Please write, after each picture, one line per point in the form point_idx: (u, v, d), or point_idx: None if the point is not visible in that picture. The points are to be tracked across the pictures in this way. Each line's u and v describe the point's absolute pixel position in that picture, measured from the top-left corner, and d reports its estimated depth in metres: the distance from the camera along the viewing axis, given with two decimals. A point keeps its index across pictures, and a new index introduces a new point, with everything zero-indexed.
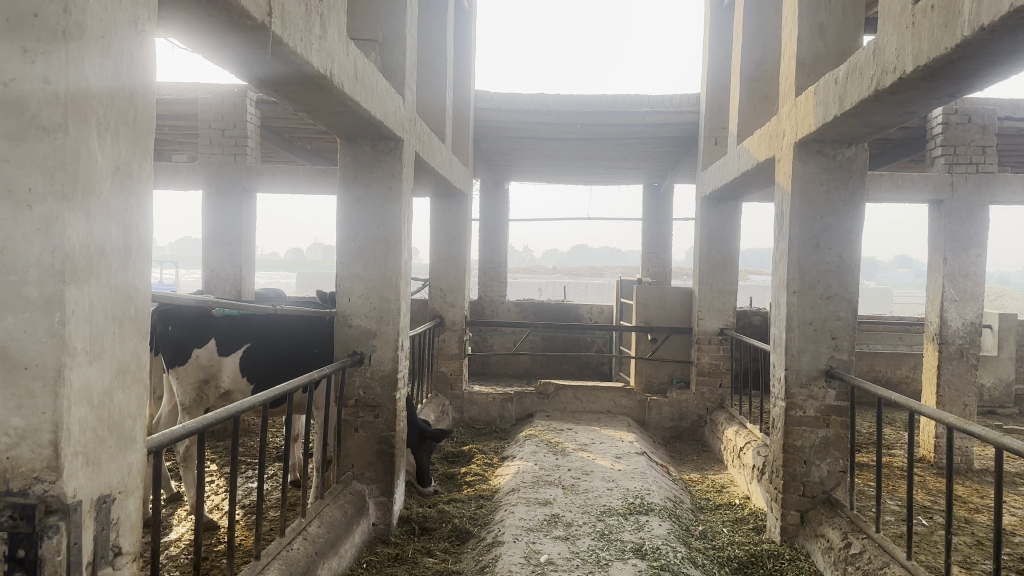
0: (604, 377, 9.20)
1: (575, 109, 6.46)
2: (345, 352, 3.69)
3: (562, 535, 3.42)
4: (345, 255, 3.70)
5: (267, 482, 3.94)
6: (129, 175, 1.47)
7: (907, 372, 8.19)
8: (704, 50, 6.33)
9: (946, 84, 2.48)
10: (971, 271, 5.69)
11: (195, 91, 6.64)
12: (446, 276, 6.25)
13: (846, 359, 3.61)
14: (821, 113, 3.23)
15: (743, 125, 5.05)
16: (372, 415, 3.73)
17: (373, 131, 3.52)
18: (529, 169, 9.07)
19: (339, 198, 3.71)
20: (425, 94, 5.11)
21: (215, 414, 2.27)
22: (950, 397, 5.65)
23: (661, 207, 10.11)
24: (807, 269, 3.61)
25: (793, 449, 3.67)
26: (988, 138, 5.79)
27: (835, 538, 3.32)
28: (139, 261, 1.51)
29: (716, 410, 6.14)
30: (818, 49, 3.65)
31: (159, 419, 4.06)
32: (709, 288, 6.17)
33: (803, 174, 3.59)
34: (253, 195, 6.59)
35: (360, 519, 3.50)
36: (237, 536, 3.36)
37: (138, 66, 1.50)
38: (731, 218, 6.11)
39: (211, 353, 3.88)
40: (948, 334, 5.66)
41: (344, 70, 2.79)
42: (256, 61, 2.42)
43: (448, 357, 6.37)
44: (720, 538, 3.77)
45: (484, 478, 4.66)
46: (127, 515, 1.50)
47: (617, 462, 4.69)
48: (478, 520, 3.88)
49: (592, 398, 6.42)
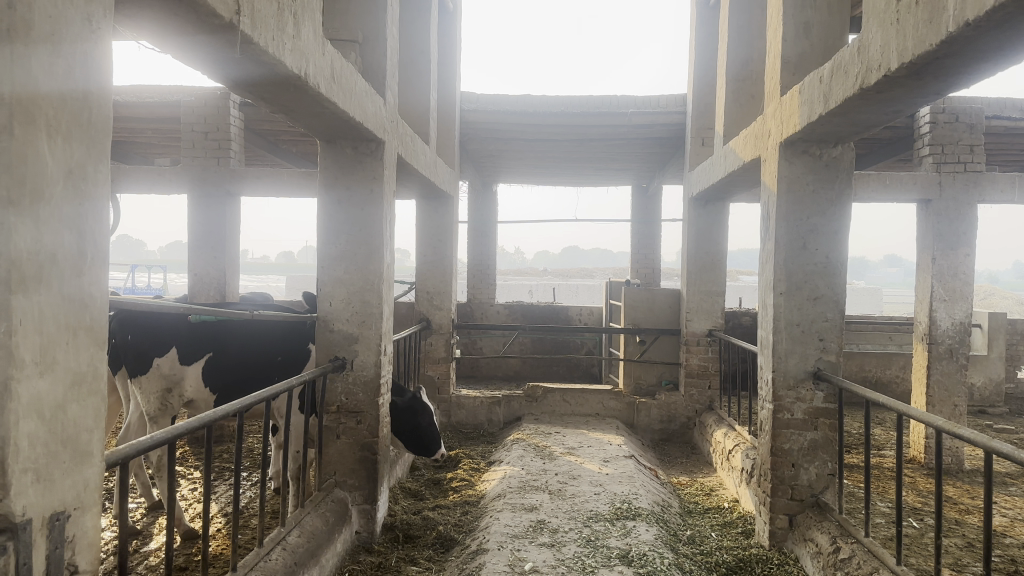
0: (594, 379, 9.16)
1: (562, 110, 6.42)
2: (327, 358, 3.64)
3: (548, 542, 3.36)
4: (326, 259, 3.64)
5: (247, 490, 3.88)
6: (83, 179, 1.42)
7: (897, 373, 8.18)
8: (691, 50, 6.30)
9: (931, 81, 2.44)
10: (960, 271, 5.67)
11: (177, 94, 6.57)
12: (432, 279, 6.20)
13: (833, 360, 3.56)
14: (806, 113, 3.20)
15: (729, 126, 5.02)
16: (354, 422, 3.67)
17: (352, 132, 3.46)
18: (518, 171, 9.03)
19: (320, 201, 3.65)
20: (409, 95, 5.06)
21: (188, 424, 2.20)
22: (939, 397, 5.62)
23: (650, 207, 10.11)
24: (794, 270, 3.57)
25: (781, 451, 3.63)
26: (976, 138, 5.77)
27: (824, 542, 3.27)
28: (96, 268, 1.46)
29: (705, 411, 6.11)
30: (803, 48, 3.61)
31: (127, 428, 4.00)
32: (697, 289, 6.12)
33: (789, 175, 3.56)
34: (236, 199, 6.53)
35: (343, 528, 3.44)
36: (216, 546, 3.30)
37: (95, 65, 1.45)
38: (719, 219, 6.08)
39: (173, 362, 3.80)
40: (938, 334, 5.64)
41: (320, 71, 2.73)
42: (228, 61, 2.36)
43: (435, 361, 6.31)
44: (708, 543, 3.73)
45: (471, 483, 4.61)
46: (85, 532, 1.44)
47: (604, 466, 4.64)
48: (464, 527, 3.82)
49: (581, 401, 6.38)
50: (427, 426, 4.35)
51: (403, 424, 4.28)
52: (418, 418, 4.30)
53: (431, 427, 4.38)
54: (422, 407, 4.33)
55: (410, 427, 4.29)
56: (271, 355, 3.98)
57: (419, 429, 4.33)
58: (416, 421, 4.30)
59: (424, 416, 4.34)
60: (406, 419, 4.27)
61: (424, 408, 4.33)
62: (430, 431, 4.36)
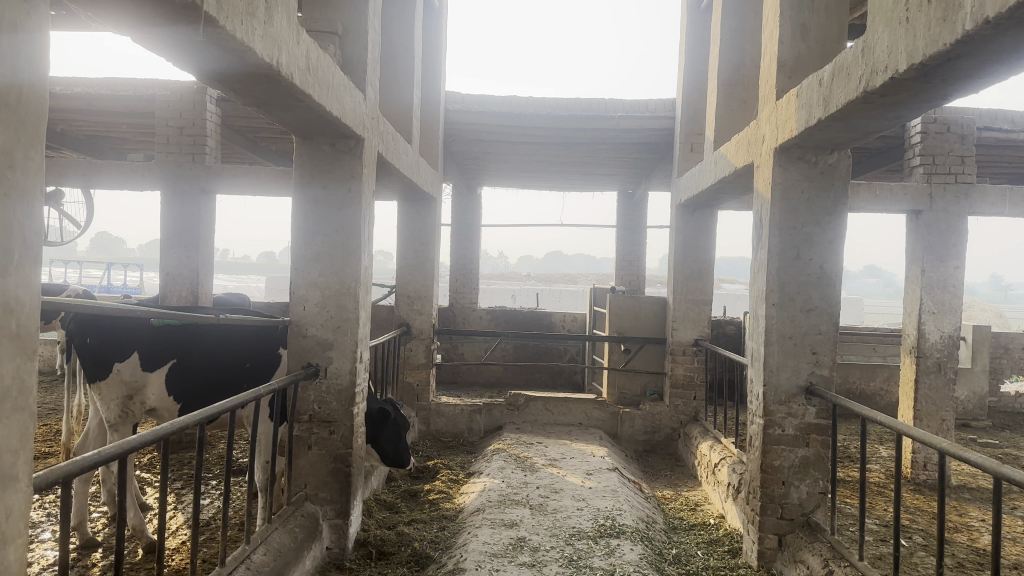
0: (576, 387, 9.02)
1: (548, 113, 6.29)
2: (299, 364, 3.46)
3: (528, 562, 3.20)
4: (299, 260, 3.47)
5: (213, 502, 3.69)
6: (9, 166, 1.25)
7: (881, 384, 8.08)
8: (681, 54, 6.18)
9: (940, 85, 2.32)
10: (949, 283, 5.58)
11: (152, 88, 6.37)
12: (413, 282, 6.04)
13: (827, 375, 3.43)
14: (803, 117, 3.07)
15: (720, 130, 4.90)
16: (327, 432, 3.50)
17: (330, 129, 3.31)
18: (502, 173, 8.88)
19: (294, 200, 3.48)
20: (390, 93, 4.91)
21: (142, 435, 2.02)
22: (927, 411, 5.52)
23: (635, 213, 10.00)
24: (788, 280, 3.44)
25: (771, 468, 3.49)
26: (967, 149, 5.69)
27: (816, 565, 3.13)
28: (25, 268, 1.29)
29: (690, 423, 5.97)
30: (799, 51, 3.49)
31: (85, 435, 3.86)
32: (683, 298, 5.99)
33: (783, 182, 3.42)
34: (211, 197, 6.34)
35: (312, 545, 3.26)
36: (176, 563, 3.11)
37: (23, 38, 1.27)
38: (706, 226, 5.96)
39: (134, 368, 3.63)
40: (926, 347, 5.55)
41: (294, 61, 2.57)
42: (192, 46, 2.20)
43: (415, 367, 6.15)
44: (694, 563, 3.58)
45: (448, 496, 4.45)
46: (7, 567, 1.26)
47: (587, 479, 4.49)
48: (440, 544, 3.66)
49: (563, 410, 6.23)
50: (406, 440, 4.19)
51: (386, 436, 4.10)
52: (401, 430, 4.15)
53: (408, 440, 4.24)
54: (400, 420, 4.19)
55: (395, 438, 4.11)
56: (239, 361, 3.75)
57: (401, 443, 4.17)
58: (400, 433, 4.13)
59: (403, 428, 4.18)
60: (390, 432, 4.10)
61: (403, 419, 4.19)
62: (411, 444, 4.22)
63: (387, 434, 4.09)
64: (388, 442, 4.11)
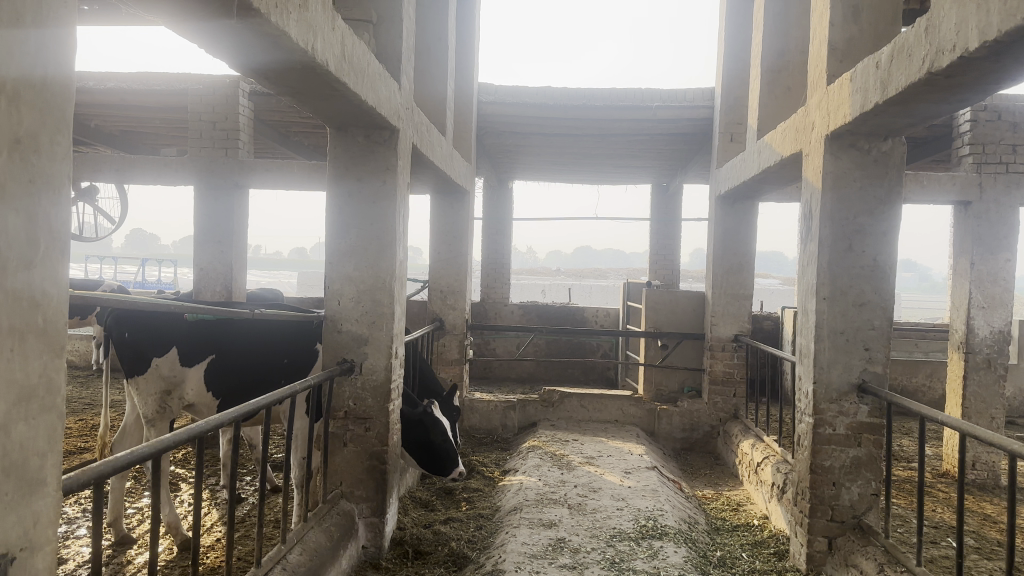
0: (609, 383, 8.90)
1: (582, 103, 6.18)
2: (334, 360, 3.40)
3: (569, 564, 3.10)
4: (334, 254, 3.40)
5: (249, 499, 3.65)
6: (32, 151, 1.17)
7: (924, 381, 7.84)
8: (719, 42, 6.03)
9: (1013, 63, 2.18)
10: (1000, 276, 5.37)
11: (185, 83, 6.35)
12: (446, 277, 5.96)
13: (880, 372, 3.29)
14: (858, 102, 2.93)
15: (763, 118, 4.75)
16: (362, 428, 3.43)
17: (365, 119, 3.24)
18: (534, 167, 8.78)
19: (329, 194, 3.41)
20: (423, 85, 4.83)
21: (177, 434, 1.96)
22: (976, 409, 5.32)
23: (669, 206, 9.84)
24: (839, 274, 3.30)
25: (821, 469, 3.36)
26: (1019, 137, 5.47)
27: (870, 570, 2.99)
28: (52, 258, 1.22)
29: (730, 420, 5.84)
30: (851, 33, 3.34)
31: (123, 431, 3.86)
32: (722, 291, 5.84)
33: (834, 170, 3.28)
34: (244, 191, 6.31)
35: (348, 544, 3.19)
36: (210, 562, 3.06)
37: (46, 20, 1.19)
38: (746, 219, 5.81)
39: (173, 364, 3.62)
40: (975, 342, 5.35)
41: (330, 48, 2.49)
42: (227, 31, 2.12)
43: (448, 362, 6.07)
44: (739, 565, 3.46)
45: (484, 495, 4.37)
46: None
47: (626, 478, 4.38)
48: (477, 544, 3.58)
49: (599, 407, 6.13)
50: (439, 442, 3.98)
51: (414, 440, 3.97)
52: (429, 433, 3.96)
53: (448, 444, 4.01)
54: (434, 421, 3.99)
55: (422, 442, 3.97)
56: (277, 356, 3.66)
57: (434, 445, 3.98)
58: (429, 436, 3.96)
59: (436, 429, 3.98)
60: (416, 434, 3.96)
61: (435, 421, 3.98)
62: (445, 448, 3.99)
63: (415, 437, 3.96)
64: (416, 446, 3.98)
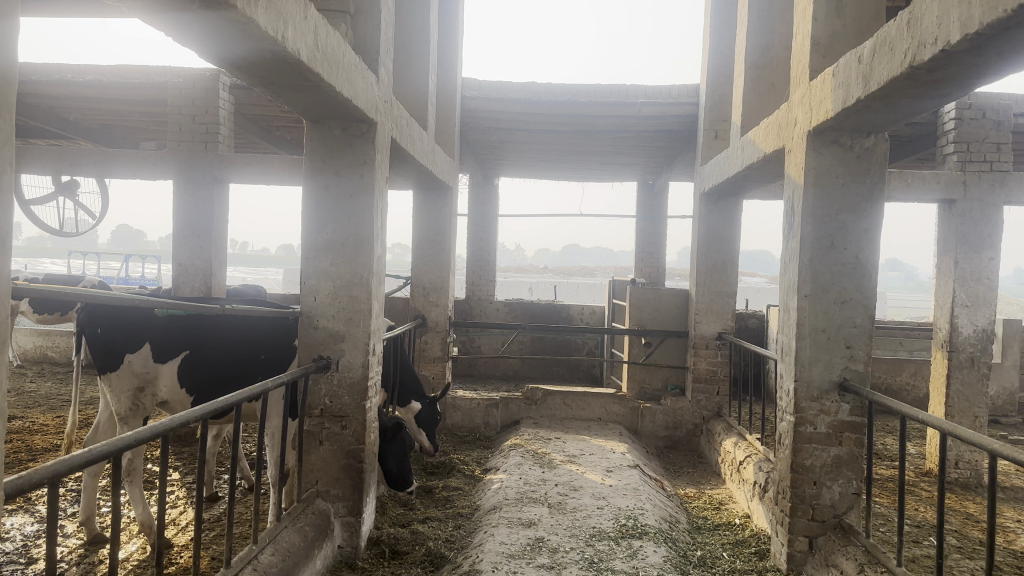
0: (594, 380, 8.88)
1: (567, 100, 6.14)
2: (310, 357, 3.34)
3: (547, 564, 3.06)
4: (311, 249, 3.34)
5: (224, 499, 3.60)
6: None
7: (908, 379, 7.85)
8: (704, 39, 6.00)
9: (995, 57, 2.15)
10: (984, 275, 5.37)
11: (164, 76, 6.25)
12: (428, 274, 5.91)
13: (862, 370, 3.27)
14: (840, 97, 2.89)
15: (748, 115, 4.72)
16: (338, 427, 3.37)
17: (341, 112, 3.18)
18: (520, 163, 8.73)
19: (305, 188, 3.35)
20: (404, 79, 4.77)
21: (137, 432, 1.91)
22: (959, 407, 5.31)
23: (655, 204, 9.81)
24: (821, 272, 3.27)
25: (802, 468, 3.33)
26: (1003, 135, 5.47)
27: (850, 570, 2.96)
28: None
29: (713, 419, 5.82)
30: (835, 28, 3.31)
31: (96, 428, 3.80)
32: (706, 289, 5.81)
33: (816, 167, 3.25)
34: (225, 186, 6.23)
35: (323, 543, 3.14)
36: (182, 562, 3.00)
37: None
38: (730, 217, 5.79)
39: (146, 360, 3.55)
40: (958, 341, 5.34)
41: (302, 37, 2.43)
42: (192, 19, 2.06)
43: (430, 360, 6.02)
44: (720, 565, 3.43)
45: (464, 494, 4.32)
46: None
47: (607, 477, 4.33)
48: (455, 544, 3.54)
49: (582, 405, 6.08)
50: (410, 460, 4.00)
51: (394, 457, 3.88)
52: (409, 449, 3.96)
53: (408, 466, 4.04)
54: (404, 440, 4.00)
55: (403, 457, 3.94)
56: (254, 352, 3.59)
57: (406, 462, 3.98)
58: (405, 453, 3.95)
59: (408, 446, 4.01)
60: (398, 451, 3.90)
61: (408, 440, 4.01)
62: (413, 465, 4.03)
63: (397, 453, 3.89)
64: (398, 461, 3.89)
